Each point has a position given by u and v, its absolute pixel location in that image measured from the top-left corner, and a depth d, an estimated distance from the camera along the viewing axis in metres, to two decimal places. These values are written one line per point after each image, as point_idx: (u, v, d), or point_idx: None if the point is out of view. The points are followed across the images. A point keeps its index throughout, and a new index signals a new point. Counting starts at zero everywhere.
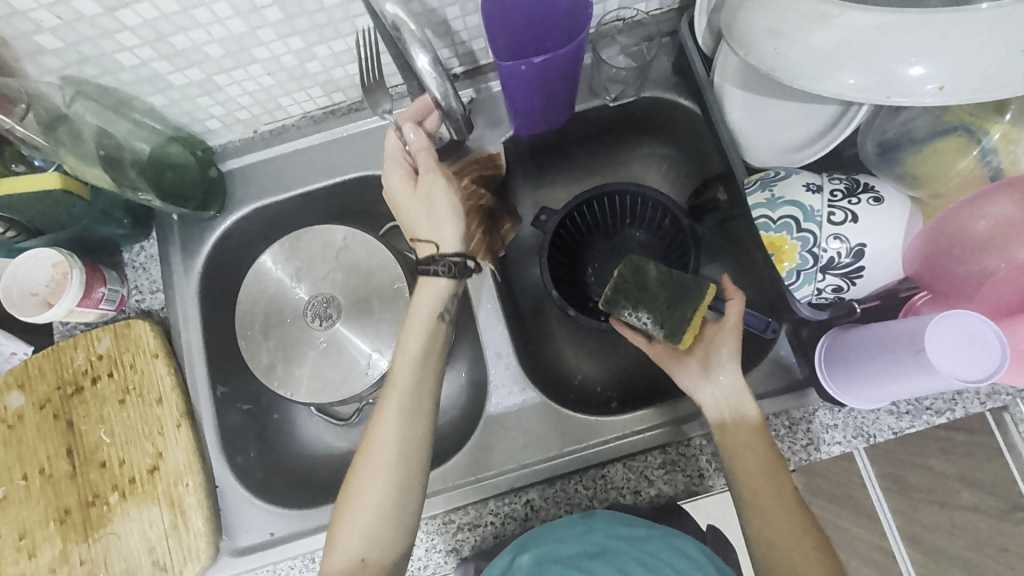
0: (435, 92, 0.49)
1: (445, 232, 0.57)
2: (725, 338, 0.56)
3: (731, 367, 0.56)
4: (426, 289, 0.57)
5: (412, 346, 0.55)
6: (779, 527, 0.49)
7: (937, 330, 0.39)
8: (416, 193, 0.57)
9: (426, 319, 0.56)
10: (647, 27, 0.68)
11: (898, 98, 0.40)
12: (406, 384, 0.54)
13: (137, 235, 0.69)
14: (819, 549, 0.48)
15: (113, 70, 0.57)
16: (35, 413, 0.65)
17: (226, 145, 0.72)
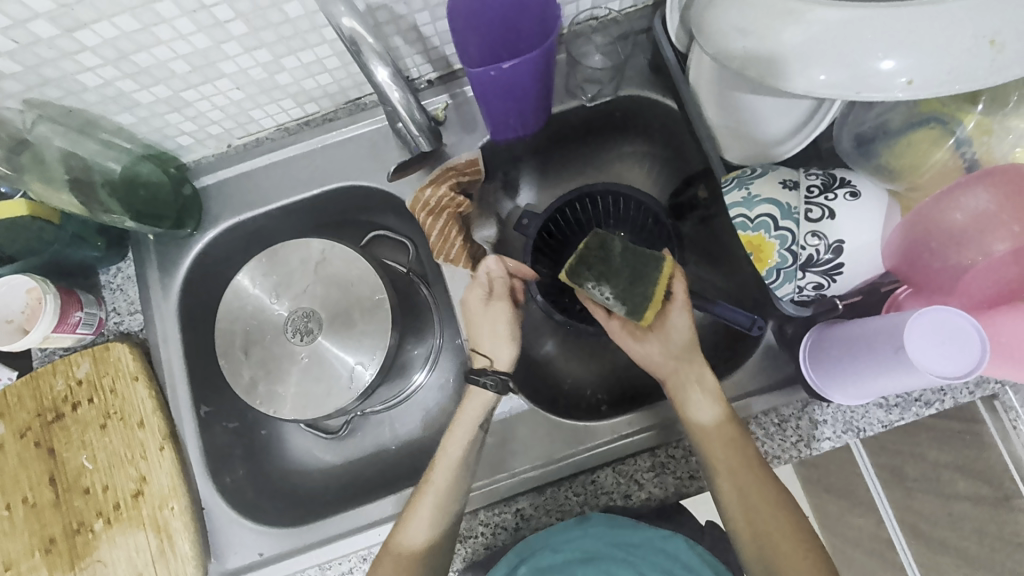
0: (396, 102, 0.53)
1: (503, 355, 0.62)
2: (678, 315, 0.58)
3: (685, 341, 0.59)
4: (475, 403, 0.61)
5: (455, 451, 0.59)
6: (754, 508, 0.53)
7: (917, 324, 0.39)
8: (489, 315, 0.62)
9: (470, 432, 0.60)
10: (621, 25, 0.68)
11: (871, 94, 0.39)
12: (443, 486, 0.57)
13: (113, 257, 0.67)
14: (774, 496, 0.53)
15: (77, 91, 0.56)
16: (15, 441, 0.64)
17: (199, 162, 0.71)
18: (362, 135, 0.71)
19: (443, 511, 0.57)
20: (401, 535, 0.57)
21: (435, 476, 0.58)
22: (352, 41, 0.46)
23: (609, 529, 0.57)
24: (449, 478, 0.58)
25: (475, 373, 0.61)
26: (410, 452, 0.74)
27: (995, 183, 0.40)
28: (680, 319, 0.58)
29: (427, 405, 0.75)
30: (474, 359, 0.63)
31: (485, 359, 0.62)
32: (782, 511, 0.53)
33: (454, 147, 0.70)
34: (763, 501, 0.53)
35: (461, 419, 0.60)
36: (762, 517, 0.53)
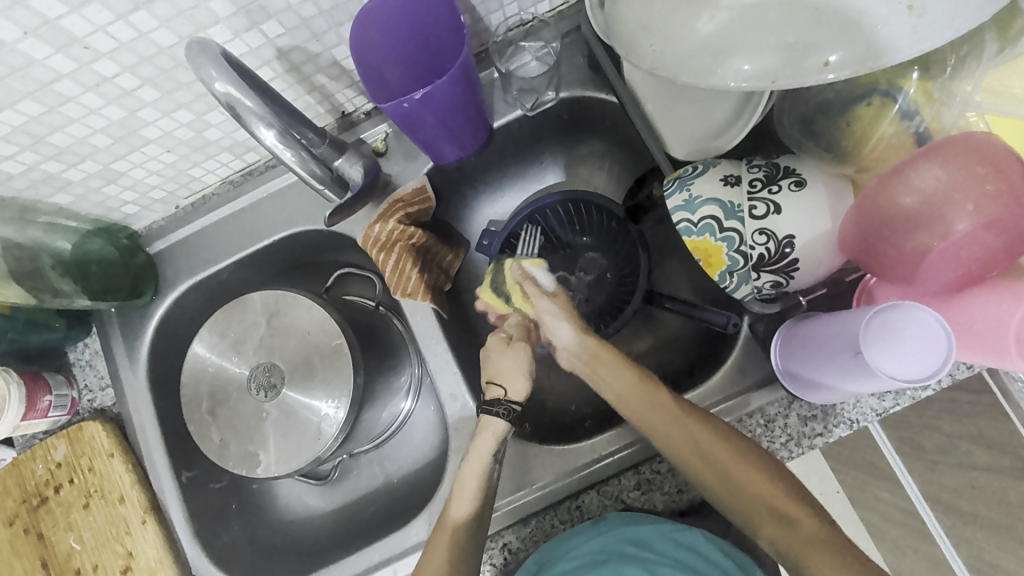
0: (289, 159, 0.51)
1: (518, 387, 0.59)
2: (542, 304, 0.60)
3: (561, 324, 0.59)
4: (488, 432, 0.57)
5: (471, 477, 0.56)
6: (709, 454, 0.49)
7: (874, 317, 0.37)
8: (512, 358, 0.60)
9: (484, 466, 0.57)
10: (554, 27, 0.65)
11: (790, 81, 0.35)
12: (461, 520, 0.54)
13: (77, 334, 0.67)
14: (735, 447, 0.49)
15: (3, 180, 0.55)
16: (6, 530, 0.64)
17: (150, 228, 0.70)
18: None
19: (468, 530, 0.54)
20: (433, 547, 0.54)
21: (460, 493, 0.56)
22: (228, 103, 0.45)
23: (624, 526, 0.55)
24: (474, 492, 0.55)
25: (487, 402, 0.58)
26: (403, 489, 0.72)
27: (950, 156, 0.36)
28: (546, 309, 0.60)
29: (414, 439, 0.74)
30: (487, 389, 0.59)
31: (498, 388, 0.59)
32: (738, 444, 0.49)
33: (400, 176, 0.68)
34: (714, 443, 0.49)
35: (473, 451, 0.57)
36: (720, 460, 0.49)
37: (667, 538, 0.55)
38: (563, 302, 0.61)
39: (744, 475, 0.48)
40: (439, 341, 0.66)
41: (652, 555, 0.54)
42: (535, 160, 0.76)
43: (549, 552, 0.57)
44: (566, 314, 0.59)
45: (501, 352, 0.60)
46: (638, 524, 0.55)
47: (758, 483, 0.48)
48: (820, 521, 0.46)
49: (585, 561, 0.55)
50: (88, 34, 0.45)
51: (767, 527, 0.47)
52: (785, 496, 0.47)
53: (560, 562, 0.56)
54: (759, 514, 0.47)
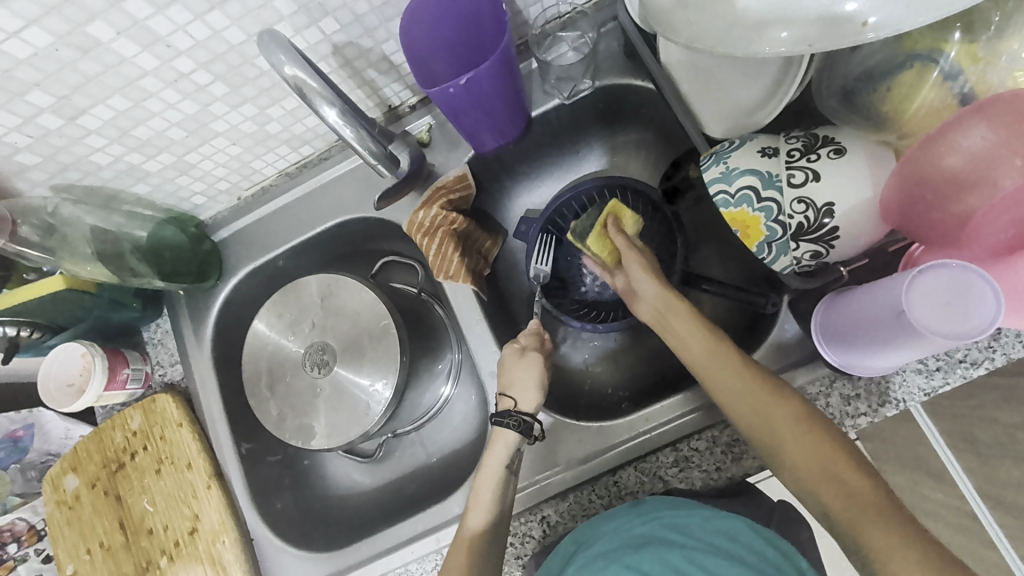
0: (348, 134, 0.55)
1: (529, 398, 0.61)
2: (631, 258, 0.61)
3: (650, 281, 0.59)
4: (499, 443, 0.59)
5: (485, 488, 0.58)
6: (770, 417, 0.48)
7: (911, 301, 0.38)
8: (523, 368, 0.62)
9: (500, 470, 0.58)
10: (591, 17, 0.67)
11: (829, 43, 0.36)
12: (480, 526, 0.56)
13: (151, 315, 0.74)
14: (806, 416, 0.47)
15: (93, 171, 0.62)
16: (89, 492, 0.71)
17: (215, 217, 0.76)
18: (356, 168, 0.73)
19: (484, 546, 0.55)
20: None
21: (473, 512, 0.57)
22: (296, 84, 0.49)
23: (663, 511, 0.51)
24: (488, 510, 0.57)
25: (498, 414, 0.59)
26: (443, 469, 0.75)
27: (999, 114, 0.36)
28: (634, 261, 0.61)
29: (454, 421, 0.76)
30: (499, 399, 0.62)
31: (509, 398, 0.61)
32: (808, 413, 0.47)
33: (443, 165, 0.71)
34: (780, 407, 0.48)
35: (486, 461, 0.59)
36: (781, 424, 0.47)
37: (711, 526, 0.49)
38: (649, 259, 0.63)
39: (807, 442, 0.46)
40: (479, 323, 0.68)
41: (696, 543, 0.48)
42: (571, 150, 0.78)
43: (585, 539, 0.52)
44: (650, 269, 0.61)
45: (516, 363, 0.62)
46: (677, 509, 0.51)
47: (822, 452, 0.45)
48: (883, 492, 0.42)
49: (624, 543, 0.49)
50: (170, 33, 0.50)
51: (823, 499, 0.44)
52: (851, 467, 0.44)
53: (595, 543, 0.51)
54: (818, 483, 0.45)
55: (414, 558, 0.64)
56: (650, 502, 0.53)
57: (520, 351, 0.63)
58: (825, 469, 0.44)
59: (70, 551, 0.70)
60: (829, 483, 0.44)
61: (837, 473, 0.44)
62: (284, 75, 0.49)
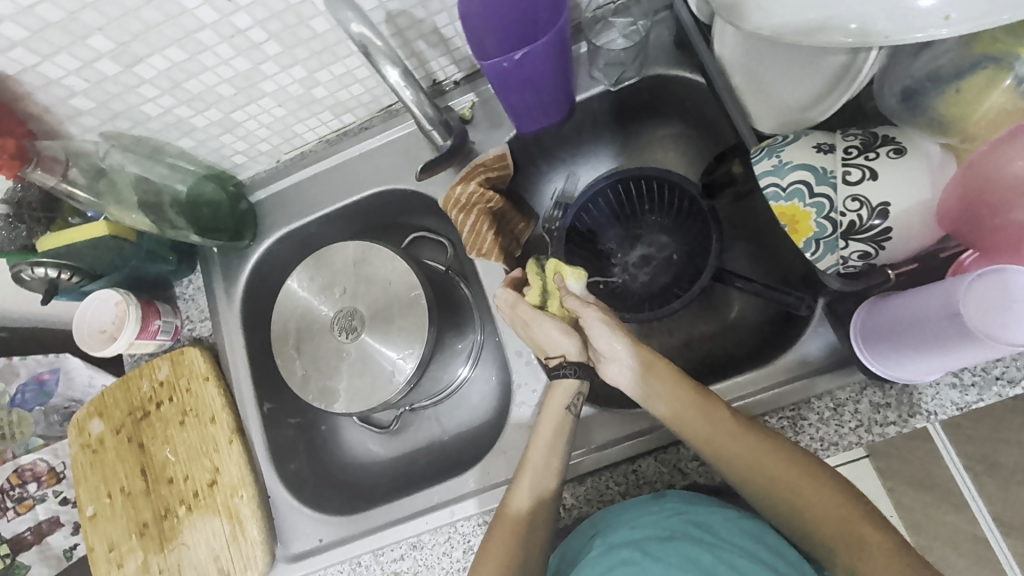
0: (406, 96, 0.57)
1: (570, 347, 0.58)
2: (592, 322, 0.56)
3: (619, 344, 0.55)
4: (558, 392, 0.59)
5: (546, 432, 0.58)
6: (773, 478, 0.50)
7: (972, 300, 0.39)
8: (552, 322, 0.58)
9: (560, 411, 0.58)
10: (643, 4, 0.66)
11: (901, 35, 0.36)
12: (538, 466, 0.56)
13: (184, 270, 0.75)
14: (808, 471, 0.49)
15: (142, 121, 0.62)
16: (114, 437, 0.72)
17: (253, 178, 0.77)
18: (395, 141, 0.74)
19: (541, 501, 0.55)
20: (501, 529, 0.55)
21: (532, 461, 0.56)
22: (361, 43, 0.50)
23: (687, 506, 0.51)
24: (548, 465, 0.56)
25: (553, 368, 0.59)
26: (456, 446, 0.75)
27: None
28: (590, 321, 0.56)
29: (471, 400, 0.76)
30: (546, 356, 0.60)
31: (558, 356, 0.59)
32: (809, 466, 0.49)
33: (483, 143, 0.71)
34: (786, 472, 0.49)
35: (547, 408, 0.59)
36: (787, 483, 0.49)
37: (734, 525, 0.50)
38: (606, 311, 0.58)
39: (812, 499, 0.49)
40: None
41: (720, 541, 0.48)
42: (609, 139, 0.77)
43: (606, 523, 0.53)
44: (618, 329, 0.56)
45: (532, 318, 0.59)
46: (703, 506, 0.51)
47: (832, 511, 0.48)
48: (893, 540, 0.46)
49: (648, 534, 0.49)
50: None
51: (837, 550, 0.48)
52: (864, 522, 0.47)
53: (618, 529, 0.51)
54: (830, 535, 0.48)
55: (428, 529, 0.63)
56: (672, 494, 0.53)
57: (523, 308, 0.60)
58: (834, 521, 0.48)
59: (91, 493, 0.72)
60: (839, 535, 0.48)
61: (845, 526, 0.48)
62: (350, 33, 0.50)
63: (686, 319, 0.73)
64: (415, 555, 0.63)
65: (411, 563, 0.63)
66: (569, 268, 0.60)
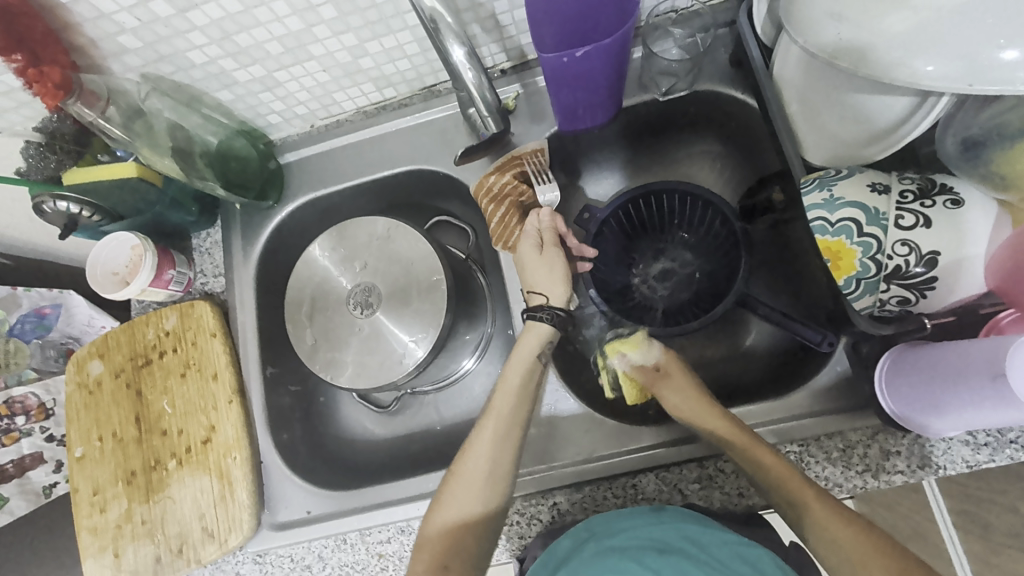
0: (469, 78, 0.55)
1: (557, 291, 0.63)
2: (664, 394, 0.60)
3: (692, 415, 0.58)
4: (529, 335, 0.61)
5: (514, 376, 0.58)
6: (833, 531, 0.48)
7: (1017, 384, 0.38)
8: (544, 263, 0.63)
9: (530, 359, 0.60)
10: (703, 18, 0.65)
11: (987, 84, 0.36)
12: (504, 412, 0.56)
13: (204, 223, 0.74)
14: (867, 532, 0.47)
15: (185, 68, 0.61)
16: (112, 381, 0.71)
17: (285, 139, 0.76)
18: (433, 122, 0.73)
19: (499, 443, 0.55)
20: (461, 476, 0.54)
21: (498, 405, 0.57)
22: (431, 19, 0.50)
23: (686, 522, 0.50)
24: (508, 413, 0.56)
25: (531, 307, 0.62)
26: (452, 436, 0.74)
27: None
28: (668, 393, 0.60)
29: (473, 392, 0.76)
30: (528, 297, 0.64)
31: (539, 295, 0.63)
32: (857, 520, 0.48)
33: (521, 137, 0.70)
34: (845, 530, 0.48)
35: (517, 351, 0.60)
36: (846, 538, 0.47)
37: (731, 549, 0.48)
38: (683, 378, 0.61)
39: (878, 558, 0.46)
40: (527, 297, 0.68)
41: (712, 560, 0.47)
42: (647, 149, 0.76)
43: (602, 527, 0.52)
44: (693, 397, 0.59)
45: (536, 258, 0.64)
46: (700, 524, 0.50)
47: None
48: None
49: (643, 544, 0.48)
50: None
51: None
52: None
53: (613, 536, 0.50)
54: None
55: (419, 515, 0.63)
56: (672, 511, 0.52)
57: (539, 248, 0.64)
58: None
59: (82, 434, 0.71)
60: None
61: None
62: (421, 9, 0.50)
63: (699, 339, 0.72)
64: (402, 540, 0.62)
65: (397, 547, 0.62)
66: (622, 343, 0.62)
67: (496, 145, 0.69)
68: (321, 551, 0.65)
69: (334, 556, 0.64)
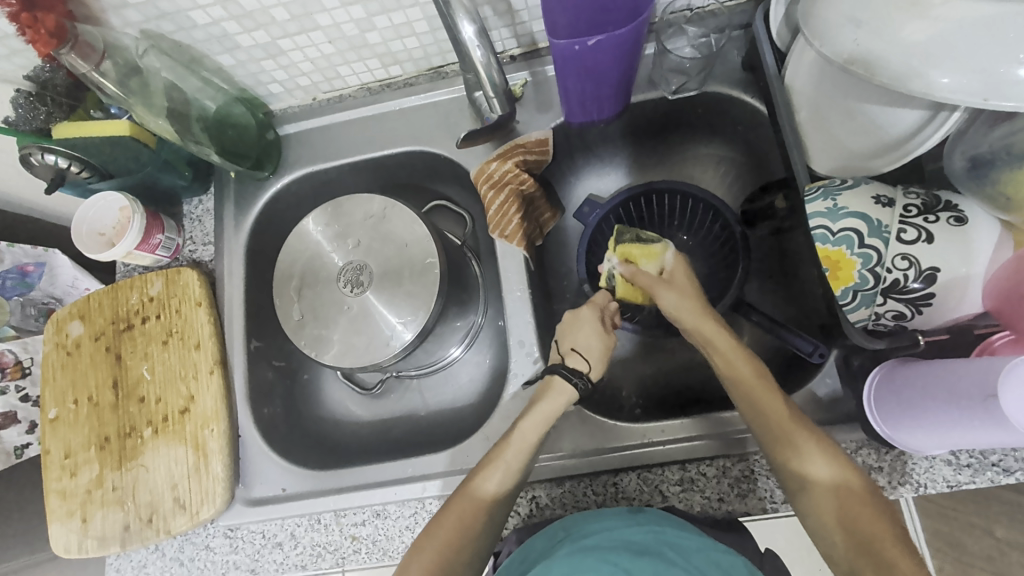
0: (478, 58, 0.54)
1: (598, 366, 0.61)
2: (665, 295, 0.58)
3: (684, 312, 0.57)
4: (557, 392, 0.58)
5: (531, 434, 0.55)
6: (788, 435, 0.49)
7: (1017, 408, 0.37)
8: (603, 341, 0.61)
9: (551, 418, 0.57)
10: (719, 18, 0.64)
11: (1005, 99, 0.36)
12: (512, 466, 0.54)
13: (197, 189, 0.73)
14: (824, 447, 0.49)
15: (187, 27, 0.59)
16: (91, 343, 0.70)
17: (285, 110, 0.74)
18: (438, 103, 0.71)
19: (496, 505, 0.53)
20: (453, 521, 0.52)
21: (507, 458, 0.54)
22: None
23: (666, 528, 0.49)
24: (513, 471, 0.54)
25: (572, 368, 0.59)
26: (434, 423, 0.74)
27: None
28: (669, 298, 0.58)
29: (459, 380, 0.75)
30: (567, 354, 0.60)
31: (581, 362, 0.60)
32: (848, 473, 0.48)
33: (526, 124, 0.69)
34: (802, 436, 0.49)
35: (540, 407, 0.57)
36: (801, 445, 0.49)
37: (710, 557, 0.47)
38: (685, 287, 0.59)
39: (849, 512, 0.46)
40: (519, 288, 0.66)
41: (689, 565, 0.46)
42: (651, 148, 0.75)
43: (578, 529, 0.51)
44: (690, 297, 0.58)
45: (592, 328, 0.61)
46: (680, 530, 0.49)
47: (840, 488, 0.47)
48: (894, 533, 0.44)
49: (620, 544, 0.48)
50: None
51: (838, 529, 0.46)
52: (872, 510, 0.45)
53: (590, 535, 0.50)
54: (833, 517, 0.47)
55: (395, 500, 0.62)
56: (652, 513, 0.52)
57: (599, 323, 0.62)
58: (860, 530, 0.45)
59: (57, 395, 0.69)
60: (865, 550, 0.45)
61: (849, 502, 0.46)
62: None
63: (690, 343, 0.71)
64: (377, 523, 0.62)
65: (372, 530, 0.62)
66: (636, 249, 0.62)
67: (498, 131, 0.68)
68: (294, 529, 0.64)
69: (306, 535, 0.63)
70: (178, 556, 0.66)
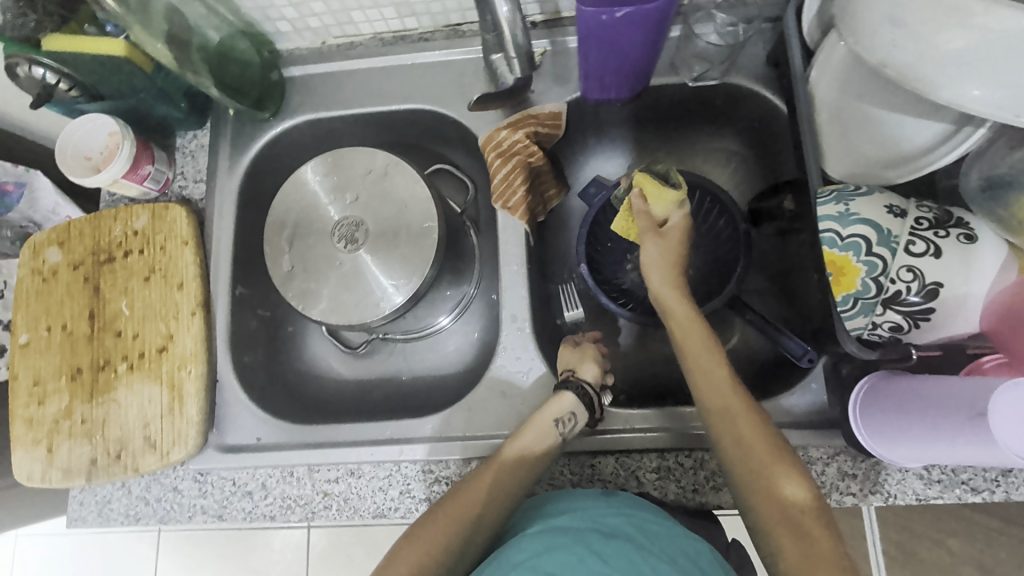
0: (503, 17, 0.52)
1: (589, 371, 0.60)
2: (647, 241, 0.60)
3: (652, 270, 0.59)
4: (556, 403, 0.57)
5: (528, 442, 0.55)
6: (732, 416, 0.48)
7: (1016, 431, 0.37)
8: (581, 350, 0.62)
9: (552, 428, 0.55)
10: (748, 8, 0.63)
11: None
12: (507, 472, 0.53)
13: (192, 123, 0.70)
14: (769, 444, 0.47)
15: None
16: (69, 272, 0.67)
17: (292, 52, 0.71)
18: (452, 63, 0.69)
19: (491, 501, 0.52)
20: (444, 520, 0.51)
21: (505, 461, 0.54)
22: None
23: (636, 512, 0.49)
24: (509, 475, 0.53)
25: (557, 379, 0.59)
26: (418, 388, 0.73)
27: None
28: (648, 248, 0.60)
29: (446, 349, 0.74)
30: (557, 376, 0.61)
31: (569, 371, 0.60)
32: (783, 452, 0.46)
33: (542, 94, 0.67)
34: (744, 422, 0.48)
35: (540, 415, 0.56)
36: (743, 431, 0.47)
37: (679, 545, 0.47)
38: (670, 244, 0.60)
39: (791, 518, 0.43)
40: (517, 262, 0.65)
41: (657, 550, 0.45)
42: (663, 135, 0.74)
43: (551, 509, 0.52)
44: (665, 255, 0.60)
45: (570, 350, 0.63)
46: (649, 516, 0.49)
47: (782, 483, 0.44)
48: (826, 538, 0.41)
49: (589, 525, 0.47)
50: None
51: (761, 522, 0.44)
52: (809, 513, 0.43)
53: (561, 516, 0.50)
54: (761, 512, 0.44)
55: (371, 461, 0.62)
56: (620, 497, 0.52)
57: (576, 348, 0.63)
58: (799, 535, 0.42)
59: (30, 321, 0.67)
60: (793, 547, 0.42)
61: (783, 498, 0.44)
62: None
63: None
64: (350, 482, 0.62)
65: (345, 488, 0.62)
66: (651, 184, 0.59)
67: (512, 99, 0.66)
68: (265, 480, 0.63)
69: (278, 486, 0.63)
70: (145, 495, 0.65)
